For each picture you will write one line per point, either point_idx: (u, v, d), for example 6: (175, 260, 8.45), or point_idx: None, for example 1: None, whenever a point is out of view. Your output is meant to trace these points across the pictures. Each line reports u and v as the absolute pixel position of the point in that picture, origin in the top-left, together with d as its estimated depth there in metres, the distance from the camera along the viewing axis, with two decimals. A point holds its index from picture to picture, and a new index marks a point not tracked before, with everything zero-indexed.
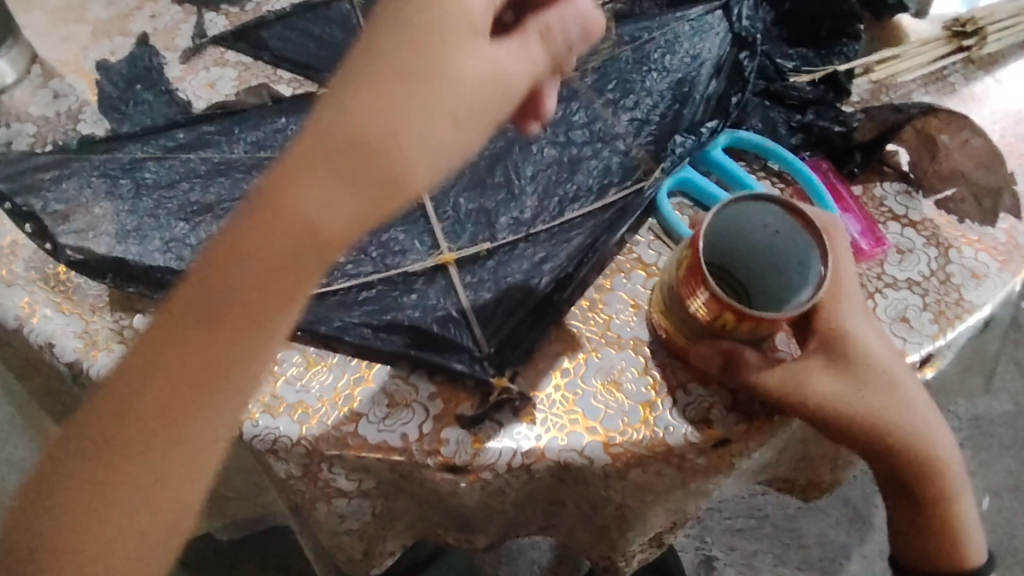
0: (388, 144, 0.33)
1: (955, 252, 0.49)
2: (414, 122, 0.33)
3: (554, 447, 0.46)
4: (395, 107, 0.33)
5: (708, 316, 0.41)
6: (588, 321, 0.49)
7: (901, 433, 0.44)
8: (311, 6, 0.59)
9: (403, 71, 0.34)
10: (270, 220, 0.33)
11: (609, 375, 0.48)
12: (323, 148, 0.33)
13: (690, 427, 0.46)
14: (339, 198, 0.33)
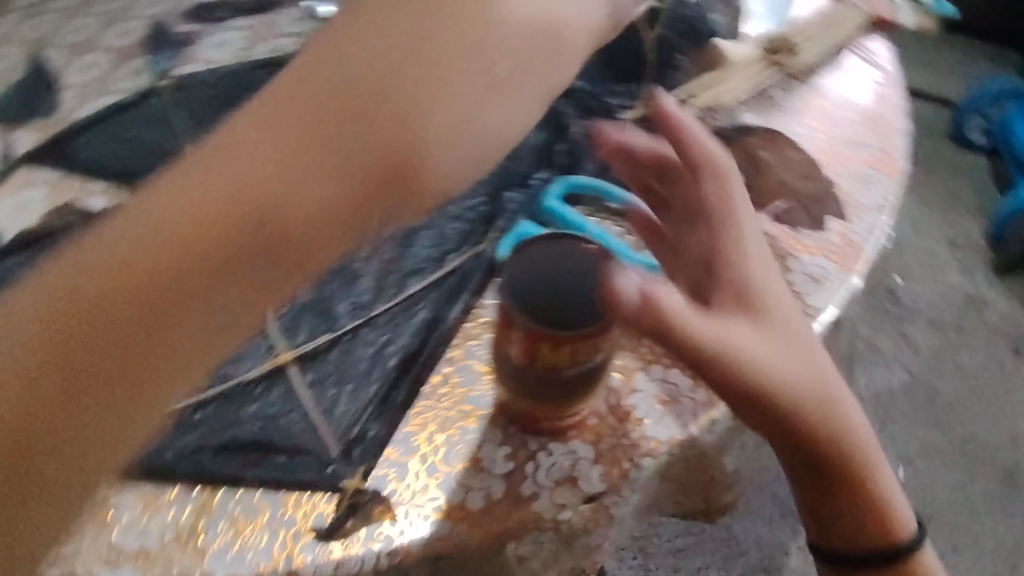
0: (388, 100, 0.33)
1: (797, 260, 0.58)
2: (427, 107, 0.34)
3: (418, 541, 0.43)
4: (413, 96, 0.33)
5: (528, 361, 0.39)
6: (438, 399, 0.48)
7: (818, 400, 0.41)
8: (124, 108, 0.65)
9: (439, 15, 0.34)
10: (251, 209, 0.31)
11: (468, 454, 0.46)
12: (329, 118, 0.33)
13: (557, 489, 0.45)
14: (329, 181, 0.32)
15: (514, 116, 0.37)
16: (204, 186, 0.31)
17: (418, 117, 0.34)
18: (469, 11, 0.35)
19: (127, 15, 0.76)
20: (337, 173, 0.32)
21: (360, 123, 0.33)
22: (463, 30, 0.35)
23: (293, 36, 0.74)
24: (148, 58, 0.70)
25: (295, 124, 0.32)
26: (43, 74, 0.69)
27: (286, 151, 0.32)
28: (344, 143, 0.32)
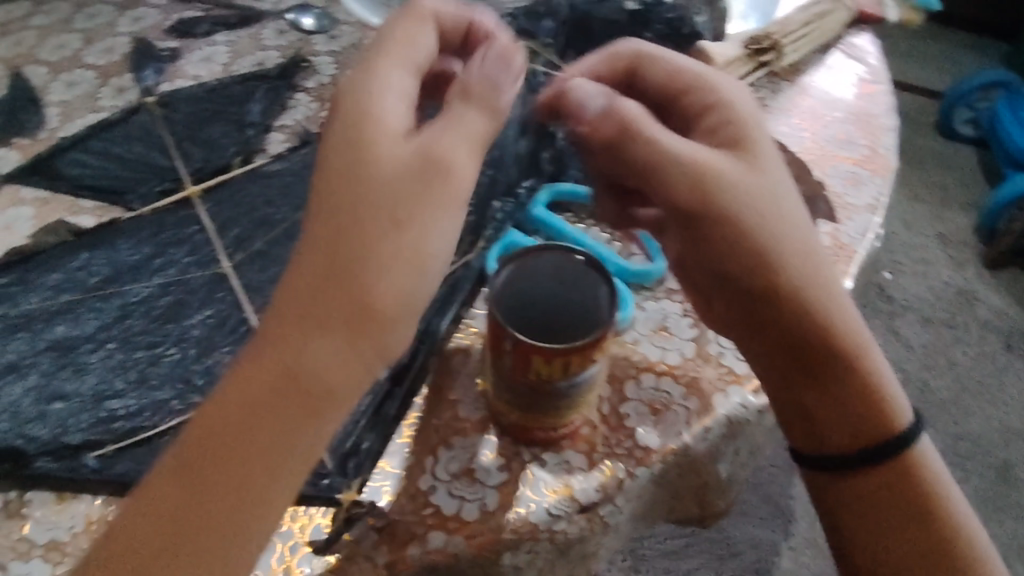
0: (345, 267, 0.34)
1: None
2: (375, 260, 0.34)
3: (415, 554, 0.43)
4: (357, 252, 0.34)
5: (521, 371, 0.38)
6: (432, 410, 0.48)
7: (767, 198, 0.41)
8: (108, 125, 0.64)
9: (348, 179, 0.35)
10: (270, 380, 0.34)
11: (463, 465, 0.46)
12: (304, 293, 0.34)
13: (552, 500, 0.45)
14: (323, 349, 0.34)
15: (439, 238, 0.35)
16: (237, 392, 0.34)
17: (363, 249, 0.34)
18: (356, 163, 0.35)
19: (110, 29, 0.75)
20: (328, 338, 0.34)
21: (339, 288, 0.34)
22: (353, 172, 0.35)
23: (277, 49, 0.74)
24: (133, 73, 0.70)
25: (286, 321, 0.34)
26: (27, 91, 0.68)
27: (284, 332, 0.34)
28: (327, 307, 0.34)
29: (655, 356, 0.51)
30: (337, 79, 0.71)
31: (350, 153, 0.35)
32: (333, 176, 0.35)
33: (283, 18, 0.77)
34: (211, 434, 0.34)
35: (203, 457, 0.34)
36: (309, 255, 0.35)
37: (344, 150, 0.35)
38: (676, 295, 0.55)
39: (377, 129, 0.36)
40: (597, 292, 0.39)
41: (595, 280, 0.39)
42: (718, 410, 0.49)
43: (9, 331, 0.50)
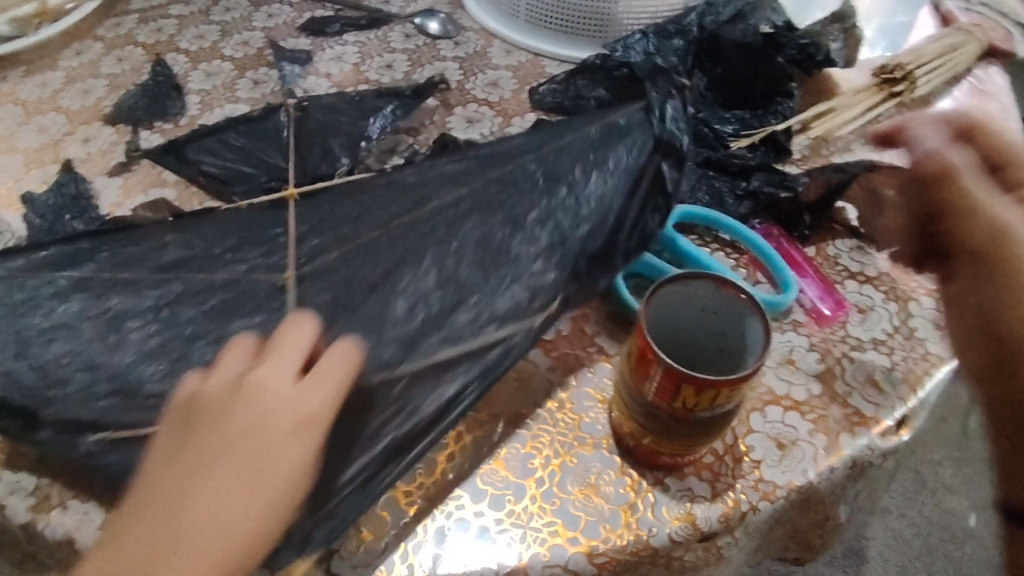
0: (199, 478, 0.36)
1: (916, 304, 0.56)
2: (223, 476, 0.36)
3: (537, 564, 0.43)
4: (212, 468, 0.36)
5: (666, 397, 0.40)
6: (558, 423, 0.49)
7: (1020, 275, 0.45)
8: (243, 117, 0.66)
9: (222, 408, 0.38)
10: (110, 555, 0.35)
11: (586, 480, 0.46)
12: (161, 493, 0.36)
13: (674, 525, 0.44)
14: (167, 545, 0.35)
15: (265, 489, 0.37)
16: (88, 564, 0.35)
17: (204, 504, 0.36)
18: (231, 397, 0.39)
19: (246, 23, 0.78)
20: (173, 533, 0.35)
21: (184, 496, 0.36)
22: (246, 423, 0.38)
23: (404, 52, 0.75)
24: (269, 69, 0.73)
25: (134, 533, 0.35)
26: (169, 77, 0.71)
27: (131, 520, 0.36)
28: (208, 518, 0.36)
29: (781, 390, 0.51)
30: (463, 85, 0.72)
31: (243, 411, 0.38)
32: (204, 425, 0.38)
33: (410, 22, 0.79)
34: None
35: None
36: (175, 463, 0.37)
37: (229, 383, 0.39)
38: (802, 327, 0.54)
39: (257, 388, 0.39)
40: (744, 325, 0.41)
41: (736, 312, 0.42)
42: (844, 450, 0.48)
43: (72, 291, 0.51)
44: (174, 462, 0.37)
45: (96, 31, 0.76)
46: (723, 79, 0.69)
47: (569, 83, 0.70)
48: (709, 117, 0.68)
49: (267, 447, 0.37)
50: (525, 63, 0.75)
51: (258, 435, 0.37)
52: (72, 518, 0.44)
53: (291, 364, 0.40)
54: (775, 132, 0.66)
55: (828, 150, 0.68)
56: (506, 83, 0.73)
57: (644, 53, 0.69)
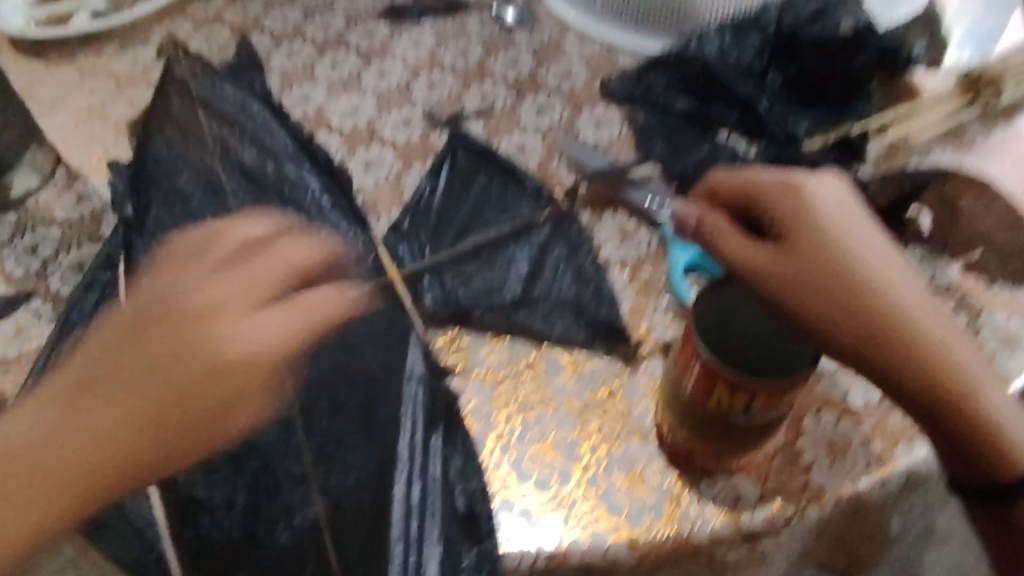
0: (190, 348, 0.39)
1: (985, 320, 0.54)
2: (236, 347, 0.39)
3: (577, 548, 0.44)
4: (161, 370, 0.39)
5: (704, 394, 0.41)
6: (608, 412, 0.49)
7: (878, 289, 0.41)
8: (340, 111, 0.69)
9: (175, 327, 0.40)
10: (166, 366, 0.39)
11: (632, 469, 0.46)
12: (155, 391, 0.39)
13: (717, 521, 0.44)
14: (96, 429, 0.38)
15: (243, 344, 0.40)
16: (97, 419, 0.38)
17: (216, 349, 0.39)
18: (196, 329, 0.40)
19: (328, 6, 0.79)
20: (109, 430, 0.38)
21: (192, 384, 0.39)
22: (52, 445, 0.38)
23: (479, 40, 0.76)
24: (348, 52, 0.75)
25: (128, 358, 0.39)
26: (252, 55, 0.74)
27: (89, 389, 0.39)
28: (138, 377, 0.39)
29: (836, 395, 0.50)
30: (535, 75, 0.72)
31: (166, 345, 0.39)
32: (156, 326, 0.40)
33: (488, 10, 0.78)
34: (110, 433, 0.38)
35: (127, 421, 0.38)
36: (183, 364, 0.39)
37: (164, 334, 0.40)
38: None
39: (216, 338, 0.40)
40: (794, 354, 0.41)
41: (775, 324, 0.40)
42: (898, 462, 0.47)
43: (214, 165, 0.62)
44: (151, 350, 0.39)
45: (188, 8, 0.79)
46: (798, 77, 0.68)
47: (639, 74, 0.70)
48: (783, 116, 0.66)
49: (191, 357, 0.39)
50: (599, 54, 0.75)
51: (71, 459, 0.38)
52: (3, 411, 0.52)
53: (267, 285, 0.41)
54: (851, 135, 0.65)
55: (905, 158, 0.66)
56: (578, 73, 0.73)
57: (720, 48, 0.68)
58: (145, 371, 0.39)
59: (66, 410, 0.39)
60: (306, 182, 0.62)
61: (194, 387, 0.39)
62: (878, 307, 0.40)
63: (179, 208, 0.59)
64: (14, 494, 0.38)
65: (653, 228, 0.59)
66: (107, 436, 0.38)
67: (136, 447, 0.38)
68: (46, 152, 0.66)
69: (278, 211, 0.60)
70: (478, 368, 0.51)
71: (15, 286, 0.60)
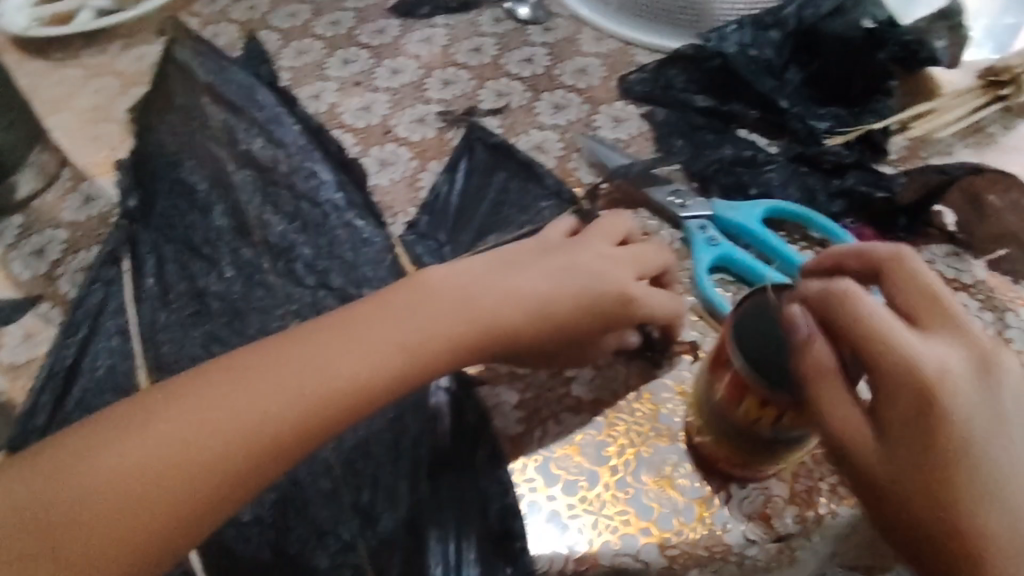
0: (499, 278, 0.43)
1: (1012, 316, 0.54)
2: (463, 297, 0.42)
3: (608, 552, 0.43)
4: (417, 318, 0.40)
5: (735, 404, 0.40)
6: (635, 413, 0.48)
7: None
8: (351, 109, 0.69)
9: (500, 265, 0.45)
10: (457, 302, 0.41)
11: (660, 471, 0.46)
12: (374, 313, 0.40)
13: (749, 524, 0.44)
14: (375, 356, 0.38)
15: (491, 296, 0.42)
16: (360, 349, 0.38)
17: (475, 298, 0.42)
18: (510, 272, 0.44)
19: (337, 2, 0.79)
20: (385, 352, 0.39)
21: (473, 317, 0.41)
22: (228, 398, 0.36)
23: (493, 36, 0.75)
24: (359, 49, 0.74)
25: (403, 299, 0.41)
26: (260, 53, 0.73)
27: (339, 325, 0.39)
28: (443, 310, 0.41)
29: None
30: (551, 71, 0.72)
31: (453, 309, 0.41)
32: (499, 272, 0.44)
33: (500, 6, 0.78)
34: (328, 381, 0.37)
35: (314, 342, 0.38)
36: (482, 294, 0.42)
37: (520, 261, 0.45)
38: None
39: (555, 261, 0.46)
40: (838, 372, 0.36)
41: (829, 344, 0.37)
42: None
43: (226, 156, 0.61)
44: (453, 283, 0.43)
45: (192, 6, 0.79)
46: (819, 74, 0.68)
47: (658, 71, 0.69)
48: (804, 113, 0.66)
49: (482, 297, 0.42)
50: (615, 50, 0.74)
51: (240, 412, 0.35)
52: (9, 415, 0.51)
53: (630, 264, 0.47)
54: (873, 130, 0.64)
55: (928, 153, 0.65)
56: (595, 69, 0.72)
57: (740, 45, 0.68)
58: (560, 277, 0.45)
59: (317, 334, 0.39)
60: (319, 175, 0.61)
61: (564, 306, 0.44)
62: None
63: (182, 195, 0.59)
64: (200, 415, 0.35)
65: (675, 226, 0.59)
66: (293, 376, 0.37)
67: (398, 376, 0.39)
68: (51, 154, 0.65)
69: (289, 205, 0.59)
70: (501, 371, 0.49)
71: (20, 291, 0.58)
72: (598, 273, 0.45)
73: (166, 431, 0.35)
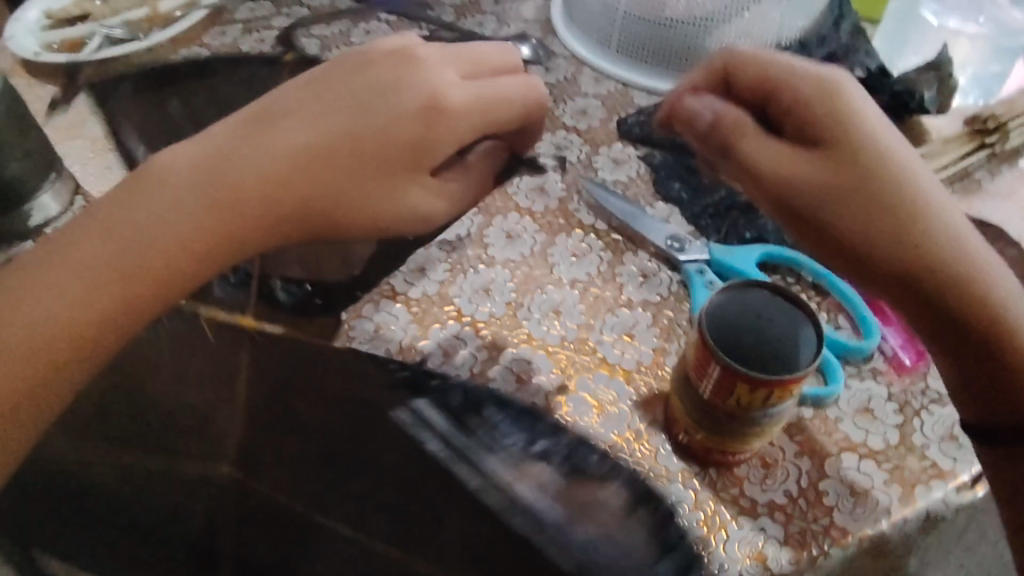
0: (270, 124, 0.46)
1: None
2: (252, 152, 0.45)
3: None
4: (222, 166, 0.44)
5: (723, 393, 0.44)
6: (635, 454, 0.50)
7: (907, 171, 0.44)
8: None
9: (265, 117, 0.47)
10: (259, 139, 0.45)
11: (660, 512, 0.48)
12: (174, 178, 0.44)
13: (745, 564, 0.46)
14: (184, 212, 0.43)
15: (291, 133, 0.46)
16: (175, 212, 0.43)
17: (270, 139, 0.45)
18: (276, 117, 0.46)
19: (344, 39, 0.81)
20: (194, 205, 0.43)
21: (271, 147, 0.45)
22: (49, 294, 0.42)
23: None
24: None
25: (225, 148, 0.45)
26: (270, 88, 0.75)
27: (137, 190, 0.44)
28: (245, 159, 0.45)
29: (858, 438, 0.51)
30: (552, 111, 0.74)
31: (216, 175, 0.44)
32: (264, 125, 0.46)
33: None
34: (156, 245, 0.43)
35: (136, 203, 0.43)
36: (290, 132, 0.46)
37: (296, 100, 0.47)
38: (882, 376, 0.55)
39: (343, 83, 0.48)
40: (799, 332, 0.45)
41: (798, 320, 0.46)
42: (919, 502, 0.48)
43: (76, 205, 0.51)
44: (255, 135, 0.46)
45: (203, 38, 0.81)
46: None
47: (656, 114, 0.72)
48: None
49: (276, 141, 0.45)
50: (614, 93, 0.76)
51: (73, 294, 0.42)
52: None
53: (462, 66, 0.50)
54: None
55: None
56: (595, 110, 0.74)
57: None
58: (326, 117, 0.47)
59: (133, 194, 0.44)
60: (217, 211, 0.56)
61: (337, 140, 0.46)
62: (911, 201, 0.44)
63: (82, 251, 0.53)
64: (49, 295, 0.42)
65: (673, 268, 0.61)
66: (136, 246, 0.43)
67: (229, 223, 0.44)
68: (64, 183, 0.67)
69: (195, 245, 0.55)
70: (505, 411, 0.52)
71: None
72: (398, 84, 0.48)
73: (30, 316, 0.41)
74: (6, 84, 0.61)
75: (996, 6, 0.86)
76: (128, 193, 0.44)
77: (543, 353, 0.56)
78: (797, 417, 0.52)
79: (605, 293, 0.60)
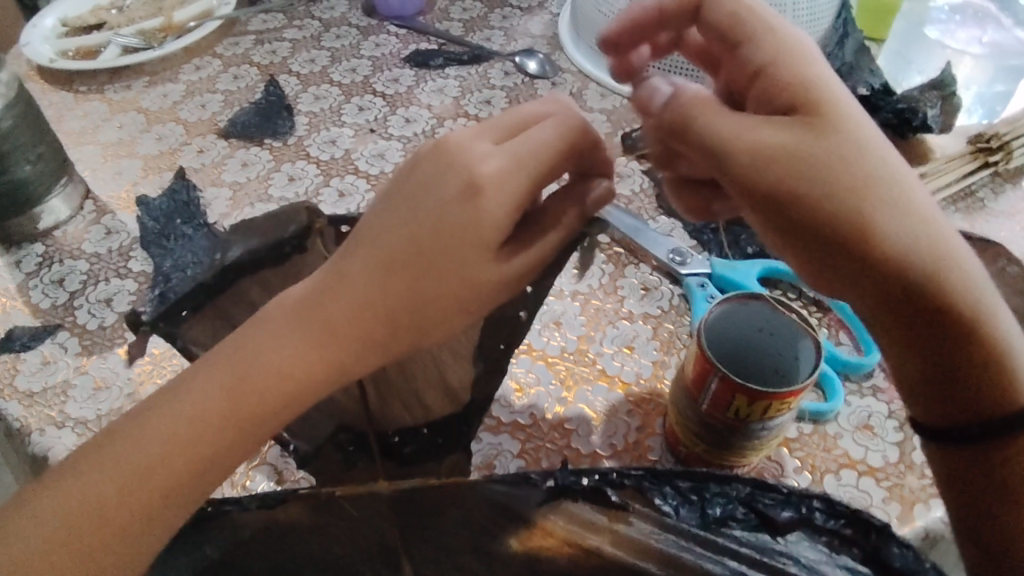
0: (355, 247, 0.36)
1: None
2: (342, 285, 0.36)
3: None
4: (322, 300, 0.36)
5: (722, 406, 0.44)
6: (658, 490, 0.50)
7: (856, 121, 0.38)
8: (354, 157, 0.71)
9: (347, 250, 0.37)
10: (337, 280, 0.36)
11: None
12: (275, 321, 0.36)
13: None
14: (289, 359, 0.35)
15: (357, 265, 0.36)
16: (274, 361, 0.35)
17: (350, 267, 0.36)
18: (363, 235, 0.37)
19: (355, 51, 0.83)
20: (295, 352, 0.35)
21: (363, 262, 0.36)
22: (122, 459, 0.35)
23: (503, 89, 0.78)
24: (373, 97, 0.78)
25: (327, 287, 0.36)
26: (280, 98, 0.77)
27: (233, 351, 0.36)
28: (329, 292, 0.36)
29: (857, 454, 0.51)
30: None
31: (313, 319, 0.36)
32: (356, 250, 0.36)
33: (510, 60, 0.81)
34: (244, 393, 0.35)
35: (229, 359, 0.36)
36: (386, 238, 0.36)
37: (384, 213, 0.37)
38: (882, 394, 0.54)
39: (423, 178, 0.37)
40: (798, 346, 0.46)
41: (793, 334, 0.46)
42: (917, 521, 0.48)
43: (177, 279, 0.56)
44: (331, 284, 0.36)
45: (216, 48, 0.84)
46: None
47: None
48: None
49: (350, 280, 0.36)
50: (619, 107, 0.76)
51: (147, 459, 0.35)
52: (36, 416, 0.54)
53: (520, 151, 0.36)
54: None
55: None
56: (600, 125, 0.75)
57: None
58: (398, 218, 0.36)
59: (217, 361, 0.36)
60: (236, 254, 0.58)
61: (406, 250, 0.35)
62: (887, 181, 0.37)
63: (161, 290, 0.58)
64: (127, 465, 0.35)
65: (674, 282, 0.61)
66: (225, 401, 0.35)
67: (329, 368, 0.35)
68: (75, 187, 0.69)
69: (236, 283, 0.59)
70: (505, 421, 0.53)
71: (40, 319, 0.61)
72: (433, 178, 0.36)
73: (106, 465, 0.35)
74: (20, 87, 0.61)
75: (999, 26, 0.86)
76: (233, 349, 0.36)
77: (543, 364, 0.56)
78: (795, 433, 0.52)
79: (606, 306, 0.60)
